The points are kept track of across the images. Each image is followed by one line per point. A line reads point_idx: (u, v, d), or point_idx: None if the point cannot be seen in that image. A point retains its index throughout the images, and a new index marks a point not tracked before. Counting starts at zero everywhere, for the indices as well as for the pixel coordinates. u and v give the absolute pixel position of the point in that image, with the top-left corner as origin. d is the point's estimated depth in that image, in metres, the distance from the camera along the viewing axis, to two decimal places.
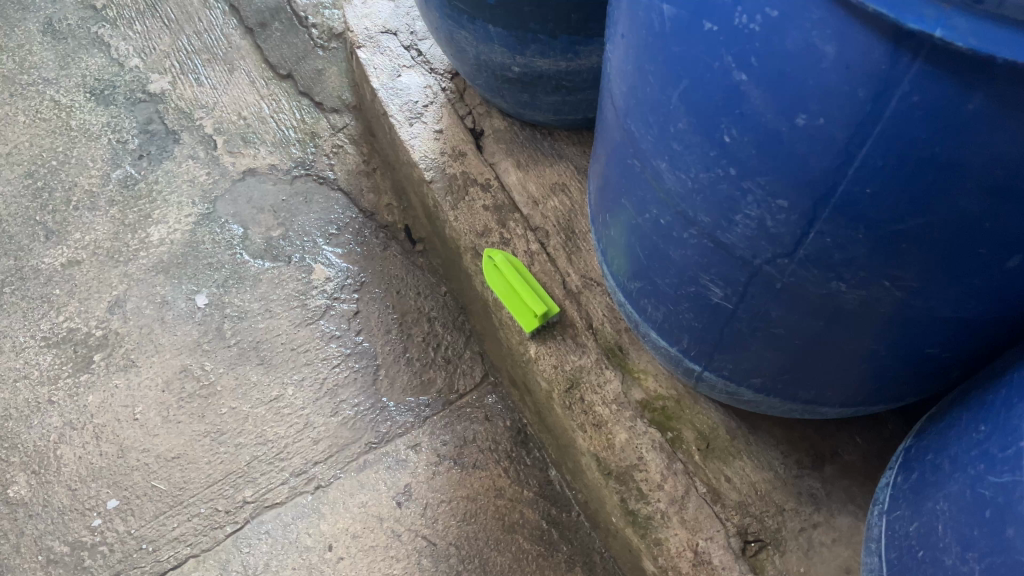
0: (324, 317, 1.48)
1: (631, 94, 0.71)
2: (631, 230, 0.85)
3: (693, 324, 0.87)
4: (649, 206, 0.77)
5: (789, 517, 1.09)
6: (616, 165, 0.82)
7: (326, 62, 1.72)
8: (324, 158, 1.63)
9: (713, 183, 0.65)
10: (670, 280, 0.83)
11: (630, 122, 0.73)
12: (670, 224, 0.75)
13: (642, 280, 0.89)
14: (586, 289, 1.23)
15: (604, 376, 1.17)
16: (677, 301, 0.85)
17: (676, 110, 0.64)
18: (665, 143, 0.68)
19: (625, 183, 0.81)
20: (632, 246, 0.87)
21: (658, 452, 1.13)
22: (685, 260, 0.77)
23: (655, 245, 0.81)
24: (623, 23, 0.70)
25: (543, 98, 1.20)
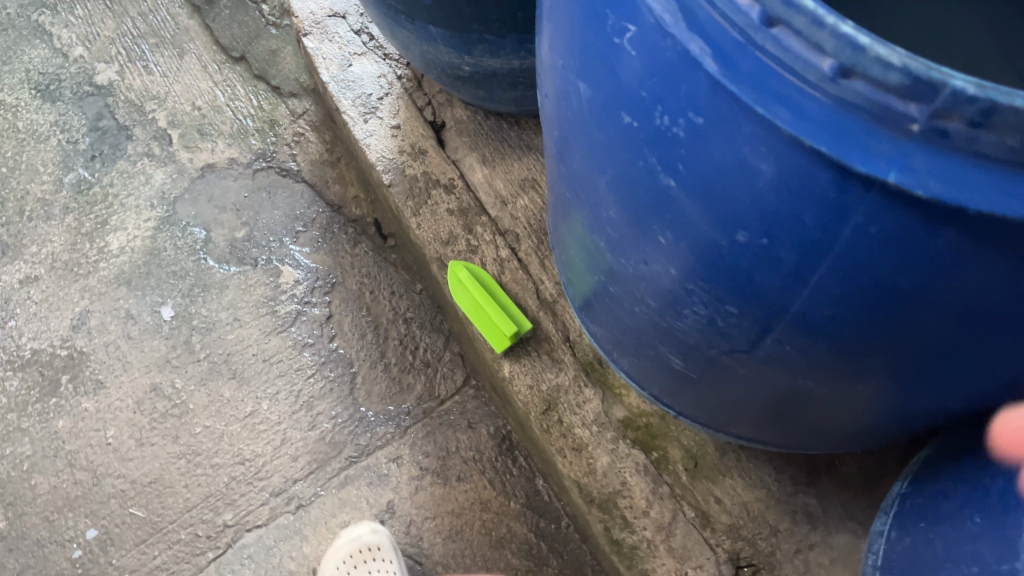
0: (295, 324, 1.41)
1: (564, 161, 0.60)
2: (586, 277, 0.76)
3: (661, 376, 0.78)
4: (599, 271, 0.68)
5: (784, 538, 1.04)
6: (563, 213, 0.73)
7: (281, 41, 1.57)
8: (285, 148, 1.51)
9: (652, 277, 0.56)
10: (631, 338, 0.74)
11: (566, 187, 0.63)
12: (621, 294, 0.66)
13: (604, 323, 0.81)
14: (561, 297, 1.14)
15: (583, 395, 1.10)
16: (641, 355, 0.77)
17: (603, 196, 0.54)
18: (597, 219, 0.58)
19: (575, 237, 0.71)
20: (589, 289, 0.78)
21: (644, 476, 1.06)
22: (641, 328, 0.68)
23: (611, 305, 0.72)
24: (547, 80, 0.59)
25: (500, 94, 1.09)
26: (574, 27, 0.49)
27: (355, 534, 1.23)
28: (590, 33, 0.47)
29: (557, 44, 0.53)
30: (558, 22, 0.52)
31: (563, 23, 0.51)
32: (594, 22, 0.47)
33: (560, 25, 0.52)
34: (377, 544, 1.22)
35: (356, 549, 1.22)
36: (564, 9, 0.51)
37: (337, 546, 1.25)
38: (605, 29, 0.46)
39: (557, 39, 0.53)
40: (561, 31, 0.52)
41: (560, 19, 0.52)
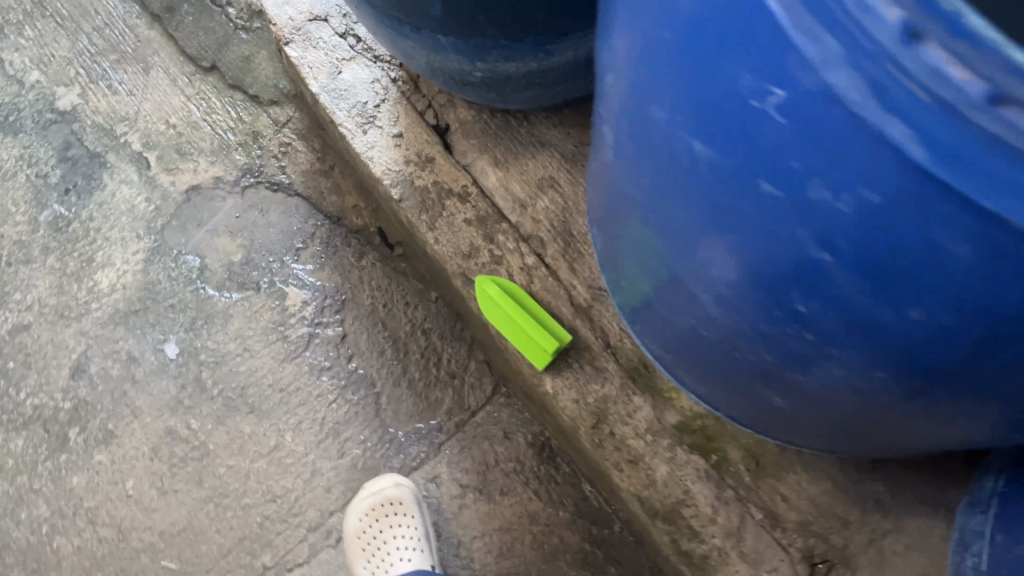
0: (309, 348, 1.34)
1: (652, 207, 0.54)
2: (653, 300, 0.70)
3: (744, 403, 0.73)
4: (687, 312, 0.62)
5: (856, 529, 1.00)
6: (632, 245, 0.66)
7: (253, 46, 1.46)
8: (273, 161, 1.42)
9: (767, 330, 0.50)
10: (717, 370, 0.68)
11: (651, 230, 0.57)
12: (715, 337, 0.60)
13: (669, 343, 0.75)
14: (597, 301, 1.08)
15: (633, 404, 1.05)
16: (724, 384, 0.71)
17: (712, 248, 0.48)
18: (695, 264, 0.52)
19: (651, 273, 0.65)
20: (653, 311, 0.72)
21: (706, 482, 1.02)
22: (737, 367, 0.63)
23: (695, 341, 0.66)
24: (628, 120, 0.52)
25: (513, 95, 1.01)
26: (684, 70, 0.42)
27: (377, 487, 1.24)
28: (711, 89, 0.41)
29: (652, 80, 0.46)
30: (654, 57, 0.45)
31: (664, 60, 0.44)
32: (719, 68, 0.40)
33: (659, 62, 0.44)
34: (400, 498, 1.23)
35: (378, 502, 1.23)
36: (665, 43, 0.43)
37: (356, 499, 1.26)
38: (737, 79, 0.39)
39: (651, 74, 0.46)
40: (660, 67, 0.45)
41: (659, 54, 0.44)
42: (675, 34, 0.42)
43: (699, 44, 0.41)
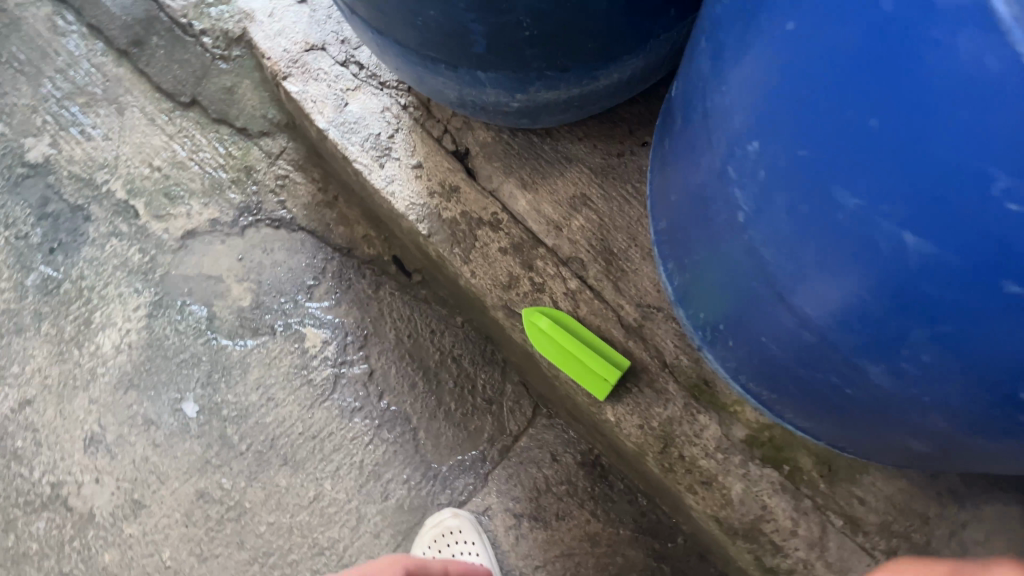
0: (337, 390, 1.28)
1: (805, 284, 0.51)
2: (748, 331, 0.67)
3: (850, 441, 0.72)
4: (819, 371, 0.59)
5: (936, 524, 0.99)
6: (743, 300, 0.63)
7: (234, 75, 1.38)
8: (271, 196, 1.35)
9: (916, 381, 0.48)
10: (833, 415, 0.66)
11: (794, 300, 0.54)
12: (855, 397, 0.58)
13: (751, 368, 0.73)
14: (647, 320, 1.04)
15: (698, 423, 1.02)
16: (833, 425, 0.70)
17: (872, 310, 0.46)
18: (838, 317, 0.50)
19: (768, 330, 0.62)
20: (744, 339, 0.70)
21: (782, 495, 1.00)
22: (870, 420, 0.61)
23: (816, 392, 0.64)
24: (782, 199, 0.48)
25: (547, 119, 0.96)
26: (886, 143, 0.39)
27: (436, 520, 1.22)
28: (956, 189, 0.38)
29: (816, 133, 0.43)
30: (824, 109, 0.42)
31: (841, 114, 0.41)
32: (939, 133, 0.37)
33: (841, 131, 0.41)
34: (460, 527, 1.21)
35: (439, 533, 1.20)
36: (845, 98, 0.41)
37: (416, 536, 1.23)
38: (966, 147, 0.36)
39: (814, 128, 0.43)
40: (831, 121, 0.42)
41: (831, 106, 0.41)
42: (863, 85, 0.39)
43: (909, 108, 0.38)
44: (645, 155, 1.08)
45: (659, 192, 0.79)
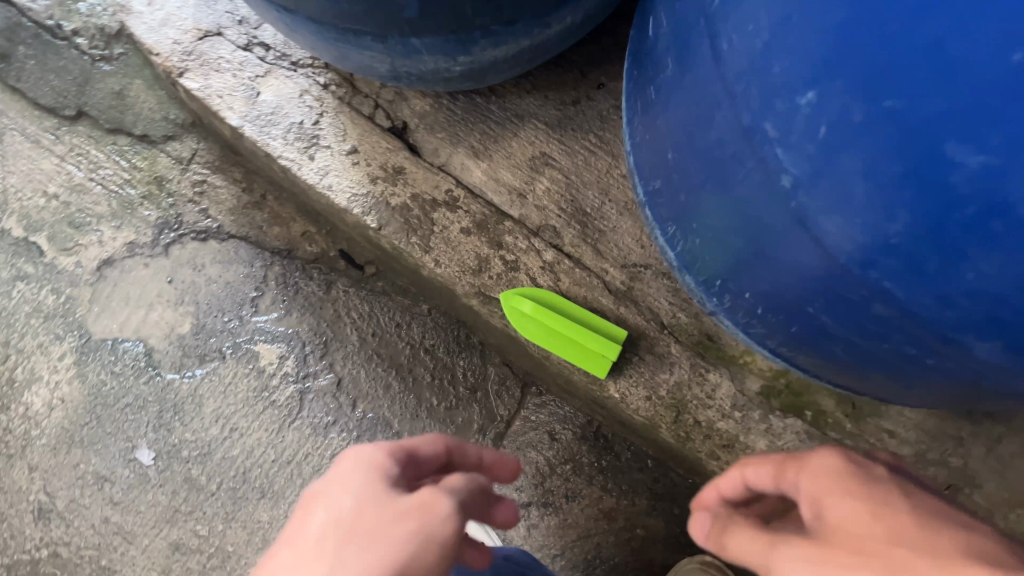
0: (304, 407, 1.16)
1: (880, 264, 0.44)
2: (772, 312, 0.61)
3: (898, 401, 0.66)
4: (878, 352, 0.52)
5: (971, 444, 0.92)
6: (776, 282, 0.56)
7: (123, 77, 1.22)
8: (190, 206, 1.20)
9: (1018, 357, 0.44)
10: (884, 385, 0.60)
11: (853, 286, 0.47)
12: (925, 374, 0.52)
13: (781, 343, 0.65)
14: (636, 282, 0.95)
15: (709, 383, 0.94)
16: (880, 390, 0.63)
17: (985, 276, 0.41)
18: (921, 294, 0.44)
19: (808, 312, 0.55)
20: (764, 318, 0.64)
21: (810, 444, 0.93)
22: (937, 392, 0.55)
23: (866, 368, 0.57)
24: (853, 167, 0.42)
25: (493, 78, 0.84)
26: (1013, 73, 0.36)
27: None
28: None
29: (907, 76, 0.38)
30: (913, 47, 0.38)
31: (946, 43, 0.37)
32: None
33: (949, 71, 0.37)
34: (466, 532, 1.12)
35: None
36: (942, 31, 0.37)
37: None
38: None
39: (905, 69, 0.38)
40: (931, 54, 0.38)
41: (935, 38, 0.37)
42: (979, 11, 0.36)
43: None
44: (602, 99, 0.98)
45: (636, 168, 0.72)
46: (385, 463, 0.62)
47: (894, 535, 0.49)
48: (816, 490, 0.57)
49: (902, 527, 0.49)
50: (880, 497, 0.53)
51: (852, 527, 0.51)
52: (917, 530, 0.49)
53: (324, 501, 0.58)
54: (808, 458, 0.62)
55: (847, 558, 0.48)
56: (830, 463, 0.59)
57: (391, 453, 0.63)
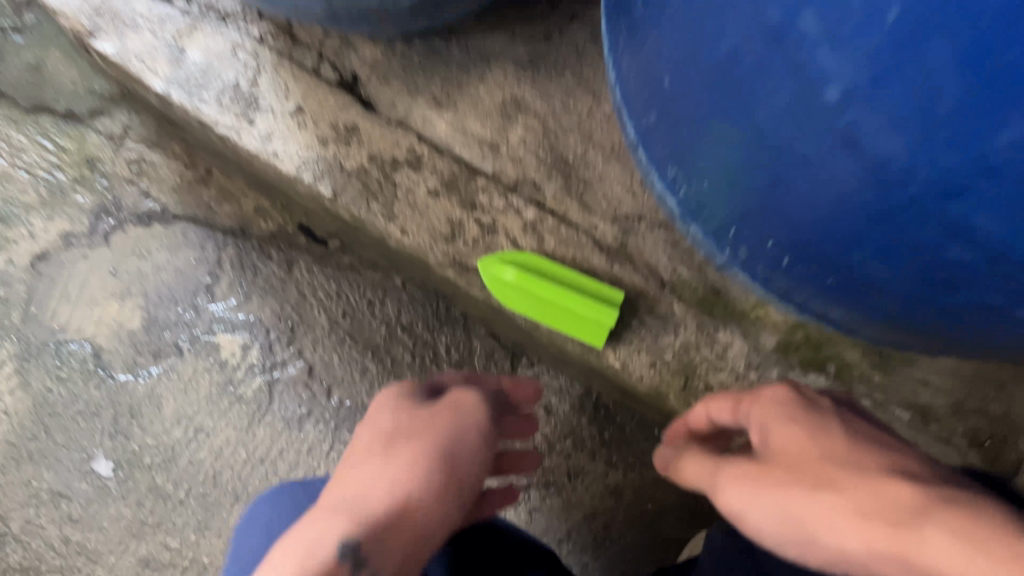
0: (274, 400, 1.06)
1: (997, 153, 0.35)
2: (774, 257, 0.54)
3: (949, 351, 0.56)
4: (963, 283, 0.42)
5: (1013, 388, 0.83)
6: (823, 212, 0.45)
7: (37, 48, 1.12)
8: (128, 187, 1.08)
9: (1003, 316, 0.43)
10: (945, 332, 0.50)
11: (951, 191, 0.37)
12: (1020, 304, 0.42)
13: (814, 291, 0.55)
14: (630, 236, 0.84)
15: (720, 343, 0.83)
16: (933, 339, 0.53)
17: None
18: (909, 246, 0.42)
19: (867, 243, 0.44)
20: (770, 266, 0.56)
21: None
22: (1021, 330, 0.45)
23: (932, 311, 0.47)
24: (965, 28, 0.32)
25: (449, 12, 0.72)
26: None
27: None
28: None
29: None
30: None
31: None
32: None
33: None
34: None
35: None
36: None
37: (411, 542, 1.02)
38: None
39: None
40: None
41: None
42: None
43: None
44: (579, 33, 0.87)
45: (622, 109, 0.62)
46: (410, 391, 0.81)
47: (825, 457, 0.60)
48: (766, 419, 0.66)
49: (833, 449, 0.61)
50: (826, 432, 0.63)
51: (793, 452, 0.61)
52: (846, 449, 0.60)
53: (371, 490, 0.69)
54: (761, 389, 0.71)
55: (781, 479, 0.59)
56: (777, 394, 0.69)
57: (414, 385, 0.83)
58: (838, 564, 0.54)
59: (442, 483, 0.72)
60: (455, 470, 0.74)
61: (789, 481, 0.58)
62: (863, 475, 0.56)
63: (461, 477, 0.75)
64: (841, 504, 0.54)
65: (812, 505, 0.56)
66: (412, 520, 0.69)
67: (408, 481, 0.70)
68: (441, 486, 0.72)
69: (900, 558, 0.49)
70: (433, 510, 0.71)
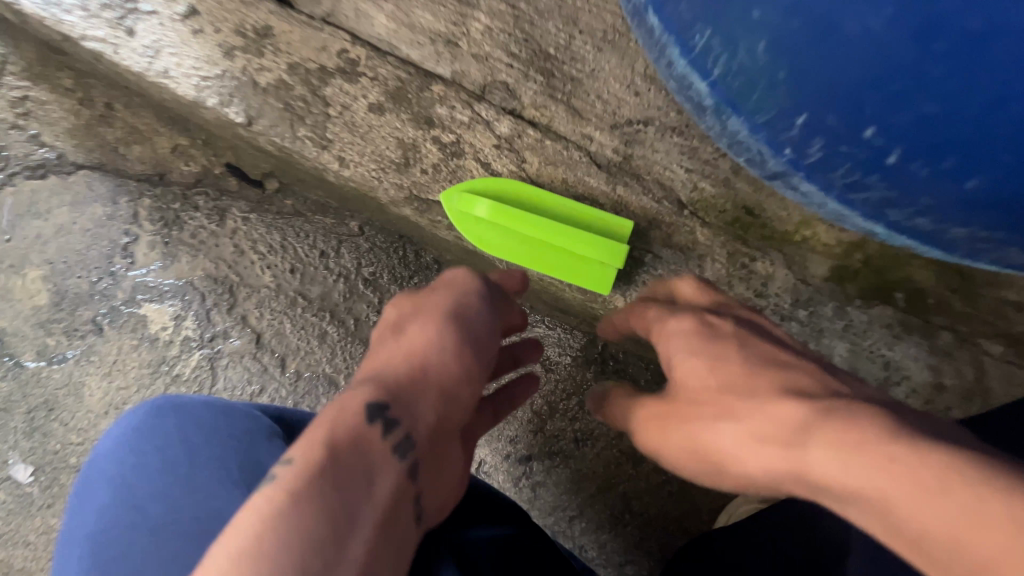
0: (218, 378, 0.87)
1: None
2: (847, 194, 0.42)
3: None
4: None
5: None
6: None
7: None
8: (14, 133, 0.88)
9: None
10: None
11: None
12: None
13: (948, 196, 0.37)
14: (635, 147, 0.66)
15: (760, 275, 0.66)
16: None
17: None
18: (970, 134, 0.33)
19: None
20: (845, 206, 0.43)
21: (907, 339, 0.66)
22: None
23: None
24: None
25: None
26: None
27: None
28: None
29: None
30: None
31: None
32: None
33: None
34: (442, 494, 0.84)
35: None
36: None
37: None
38: None
39: None
40: None
41: None
42: None
43: None
44: None
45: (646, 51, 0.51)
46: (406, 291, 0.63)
47: (727, 384, 0.49)
48: (668, 351, 0.55)
49: (735, 377, 0.49)
50: (727, 350, 0.51)
51: (694, 387, 0.51)
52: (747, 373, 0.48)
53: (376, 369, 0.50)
54: (666, 314, 0.58)
55: (687, 415, 0.50)
56: (681, 323, 0.57)
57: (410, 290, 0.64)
58: (760, 489, 0.45)
59: (460, 340, 0.54)
60: (473, 326, 0.55)
61: (690, 419, 0.49)
62: (753, 404, 0.45)
63: (473, 325, 0.56)
64: (743, 433, 0.45)
65: (717, 438, 0.46)
66: (432, 385, 0.50)
67: (423, 347, 0.52)
68: (459, 345, 0.53)
69: (807, 481, 0.40)
70: (456, 373, 0.51)
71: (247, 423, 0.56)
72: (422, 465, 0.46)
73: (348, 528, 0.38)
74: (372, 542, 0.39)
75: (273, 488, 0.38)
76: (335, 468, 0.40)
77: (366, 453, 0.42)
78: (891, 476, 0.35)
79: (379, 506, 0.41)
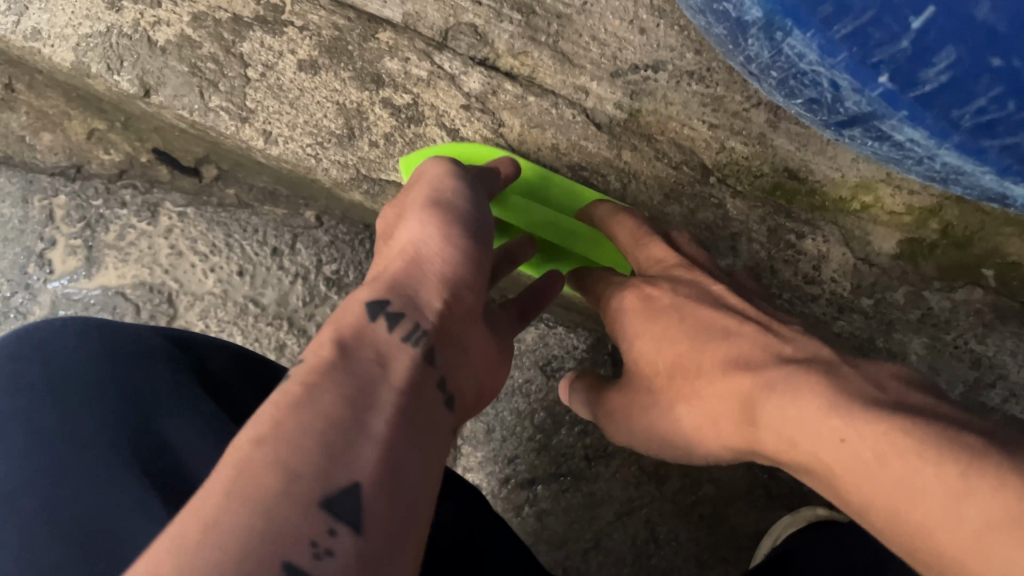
0: None
1: None
2: (977, 140, 0.43)
3: None
4: None
5: None
6: None
7: None
8: None
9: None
10: None
11: None
12: None
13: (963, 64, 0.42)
14: (642, 98, 0.58)
15: (814, 253, 0.57)
16: None
17: None
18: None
19: None
20: (966, 157, 0.44)
21: (1002, 329, 0.56)
22: None
23: None
24: None
25: None
26: None
27: None
28: None
29: None
30: None
31: None
32: None
33: None
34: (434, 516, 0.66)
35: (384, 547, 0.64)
36: None
37: None
38: None
39: None
40: None
41: None
42: None
43: None
44: None
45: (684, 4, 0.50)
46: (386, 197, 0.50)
47: (674, 367, 0.45)
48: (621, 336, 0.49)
49: (678, 356, 0.46)
50: (664, 320, 0.47)
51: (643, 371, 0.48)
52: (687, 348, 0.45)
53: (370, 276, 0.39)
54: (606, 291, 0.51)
55: (644, 404, 0.48)
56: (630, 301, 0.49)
57: None
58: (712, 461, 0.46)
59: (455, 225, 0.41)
60: (462, 209, 0.43)
61: (644, 411, 0.48)
62: (704, 393, 0.43)
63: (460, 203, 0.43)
64: (696, 415, 0.44)
65: (668, 420, 0.46)
66: (428, 278, 0.39)
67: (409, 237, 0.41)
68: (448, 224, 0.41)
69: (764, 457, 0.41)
70: (457, 264, 0.40)
71: (145, 373, 0.43)
72: (438, 363, 0.35)
73: (349, 437, 0.29)
74: (388, 448, 0.30)
75: (263, 410, 0.29)
76: (324, 379, 0.31)
77: (364, 369, 0.32)
78: (864, 480, 0.33)
79: (391, 404, 0.31)
